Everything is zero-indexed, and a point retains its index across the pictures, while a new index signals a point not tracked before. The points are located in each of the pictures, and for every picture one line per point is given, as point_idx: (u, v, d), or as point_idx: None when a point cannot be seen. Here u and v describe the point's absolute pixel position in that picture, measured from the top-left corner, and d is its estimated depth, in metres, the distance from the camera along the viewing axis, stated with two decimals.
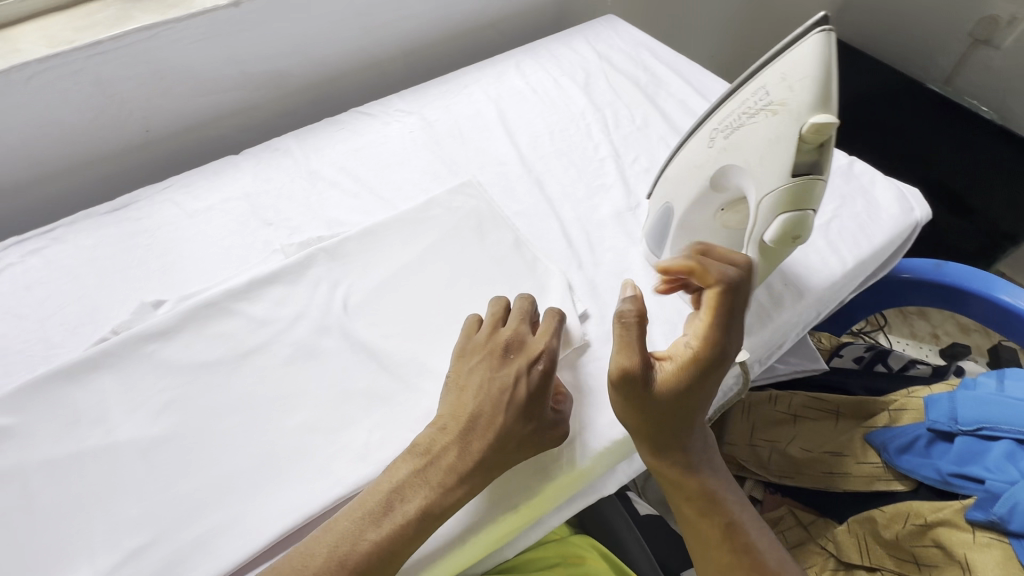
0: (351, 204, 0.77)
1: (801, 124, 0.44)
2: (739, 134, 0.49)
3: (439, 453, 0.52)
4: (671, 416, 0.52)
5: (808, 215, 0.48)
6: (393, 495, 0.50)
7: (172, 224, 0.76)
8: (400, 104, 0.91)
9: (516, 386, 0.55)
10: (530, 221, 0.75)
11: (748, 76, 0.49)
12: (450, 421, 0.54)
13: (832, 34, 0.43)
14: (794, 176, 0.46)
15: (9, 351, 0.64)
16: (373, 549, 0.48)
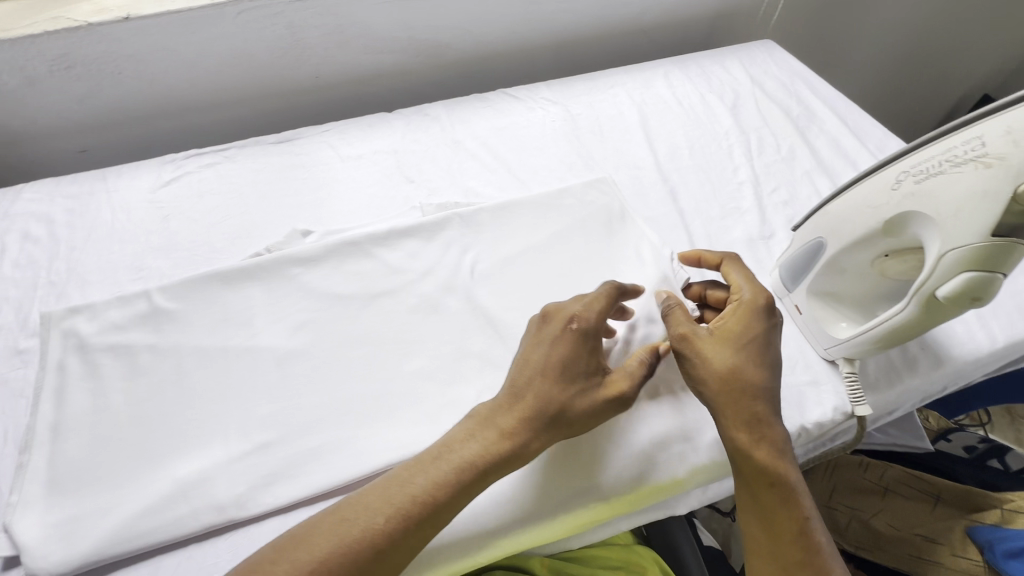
0: (488, 179, 0.81)
1: (1016, 183, 0.44)
2: (937, 184, 0.48)
3: (487, 415, 0.53)
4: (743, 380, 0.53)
5: (994, 278, 0.47)
6: (445, 446, 0.51)
7: (327, 165, 0.82)
8: (546, 93, 0.94)
9: (548, 352, 0.55)
10: (658, 229, 0.75)
11: (954, 127, 0.49)
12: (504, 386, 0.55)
13: None
14: (994, 235, 0.45)
15: (179, 246, 0.72)
16: (427, 497, 0.48)
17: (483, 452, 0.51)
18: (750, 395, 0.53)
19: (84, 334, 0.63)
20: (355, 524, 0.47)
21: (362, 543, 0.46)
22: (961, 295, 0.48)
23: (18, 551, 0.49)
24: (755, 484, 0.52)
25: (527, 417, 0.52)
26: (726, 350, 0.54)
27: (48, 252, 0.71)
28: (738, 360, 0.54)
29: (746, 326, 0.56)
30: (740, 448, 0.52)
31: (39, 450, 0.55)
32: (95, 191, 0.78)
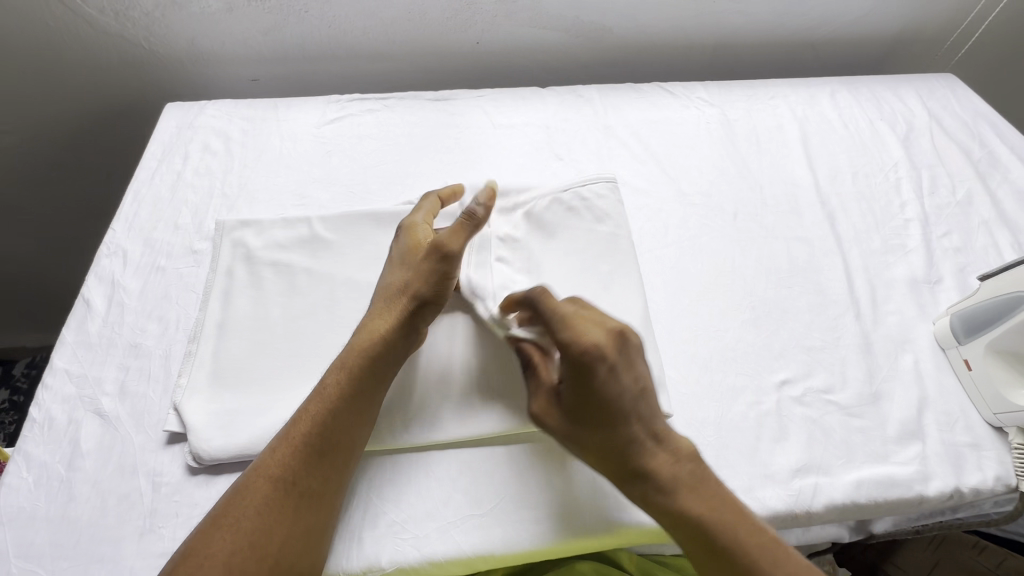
0: (637, 169, 0.80)
1: None
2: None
3: (357, 336, 0.53)
4: (606, 402, 0.47)
5: None
6: (325, 381, 0.51)
7: (480, 129, 0.83)
8: (703, 93, 0.91)
9: (398, 277, 0.56)
10: (812, 252, 0.72)
11: None
12: (374, 301, 0.55)
13: None
14: None
15: (338, 182, 0.76)
16: (309, 426, 0.48)
17: (342, 369, 0.51)
18: (627, 471, 0.47)
19: (250, 246, 0.67)
20: (260, 468, 0.47)
21: (261, 480, 0.46)
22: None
23: (184, 429, 0.53)
24: (666, 513, 0.46)
25: (364, 321, 0.54)
26: (609, 386, 0.47)
27: (223, 166, 0.76)
28: (607, 385, 0.47)
29: (584, 392, 0.47)
30: (636, 476, 0.47)
31: (206, 343, 0.59)
32: (267, 117, 0.83)
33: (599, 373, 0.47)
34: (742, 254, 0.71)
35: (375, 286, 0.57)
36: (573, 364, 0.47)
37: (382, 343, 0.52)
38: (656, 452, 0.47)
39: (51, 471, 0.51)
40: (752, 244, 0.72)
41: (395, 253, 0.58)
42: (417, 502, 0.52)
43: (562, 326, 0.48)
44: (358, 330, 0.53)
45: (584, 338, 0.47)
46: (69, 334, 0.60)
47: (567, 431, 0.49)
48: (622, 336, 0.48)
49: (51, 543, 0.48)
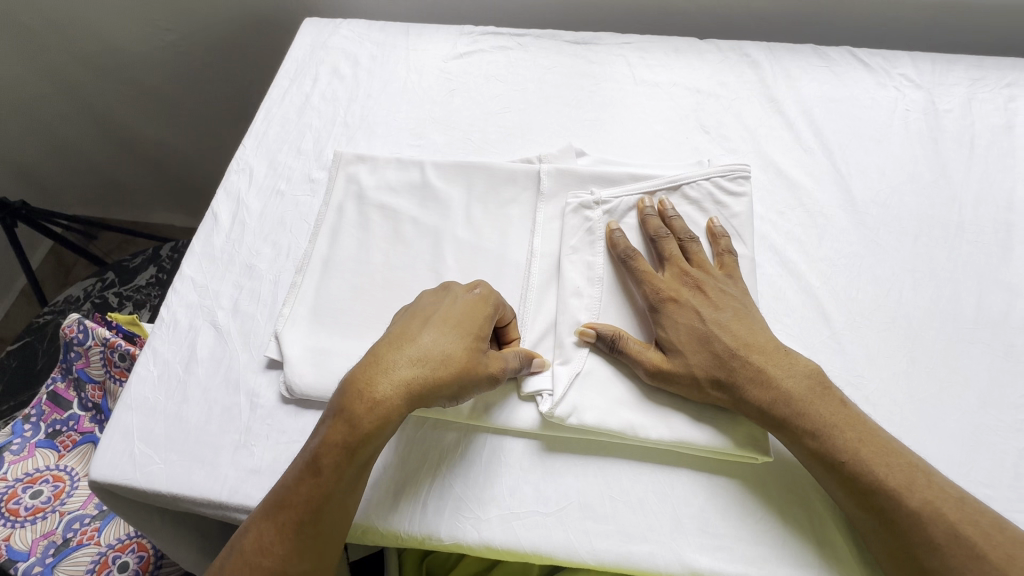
0: (799, 158, 0.66)
1: None
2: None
3: (373, 362, 0.46)
4: (716, 352, 0.50)
5: None
6: (340, 405, 0.45)
7: (618, 83, 0.74)
8: (909, 68, 0.72)
9: (434, 309, 0.50)
10: (1014, 301, 0.56)
11: None
12: (402, 331, 0.49)
13: None
14: None
15: (458, 126, 0.71)
16: (303, 496, 0.44)
17: (341, 442, 0.44)
18: (734, 395, 0.49)
19: (363, 184, 0.66)
20: (259, 534, 0.44)
21: (266, 554, 0.43)
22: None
23: (282, 358, 0.55)
24: (814, 456, 0.46)
25: (394, 353, 0.47)
26: (701, 323, 0.51)
27: (349, 93, 0.75)
28: (714, 337, 0.50)
29: (677, 327, 0.52)
30: (775, 420, 0.47)
31: (310, 277, 0.60)
32: (397, 44, 0.79)
33: (677, 310, 0.52)
34: (913, 289, 0.57)
35: (417, 320, 0.49)
36: (656, 307, 0.53)
37: (389, 413, 0.44)
38: (765, 384, 0.48)
39: (171, 371, 0.57)
40: (931, 278, 0.58)
41: (450, 298, 0.51)
42: (483, 487, 0.51)
43: (644, 279, 0.54)
44: (365, 388, 0.45)
45: (655, 286, 0.54)
46: (197, 245, 0.64)
47: (679, 368, 0.50)
48: (696, 286, 0.54)
49: (166, 435, 0.53)
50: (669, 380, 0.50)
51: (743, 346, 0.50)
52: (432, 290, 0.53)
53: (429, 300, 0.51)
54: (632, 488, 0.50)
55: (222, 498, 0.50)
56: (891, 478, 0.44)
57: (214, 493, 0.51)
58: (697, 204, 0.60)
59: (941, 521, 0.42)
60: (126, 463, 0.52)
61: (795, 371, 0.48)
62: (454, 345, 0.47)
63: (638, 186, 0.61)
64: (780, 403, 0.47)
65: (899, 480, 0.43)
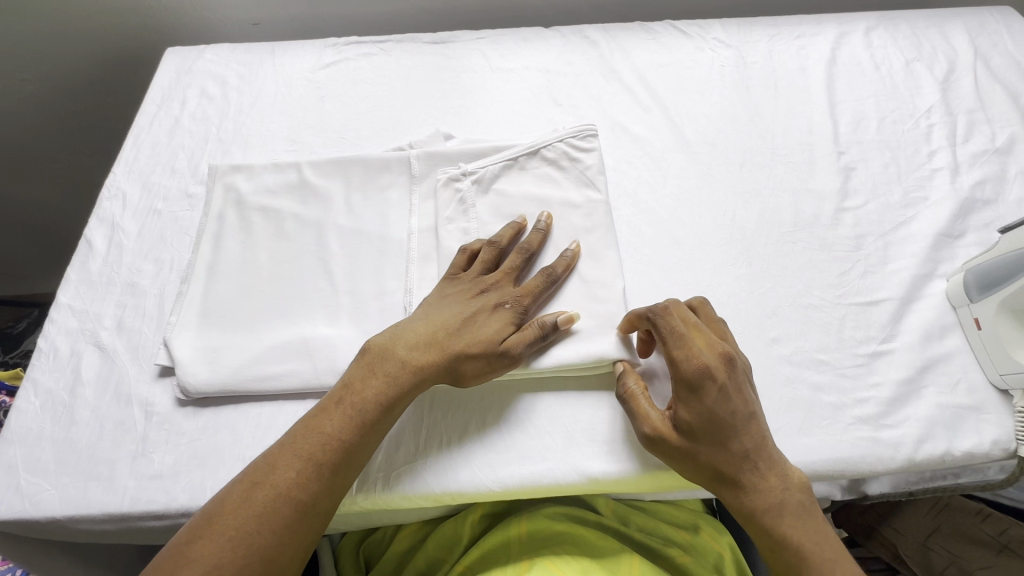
0: (640, 116, 0.75)
1: None
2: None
3: (378, 361, 0.51)
4: (721, 426, 0.48)
5: None
6: (316, 441, 0.47)
7: (477, 73, 0.80)
8: (720, 32, 0.84)
9: (461, 301, 0.54)
10: (822, 204, 0.67)
11: None
12: (415, 321, 0.53)
13: None
14: None
15: (331, 128, 0.75)
16: (333, 447, 0.47)
17: (373, 400, 0.49)
18: (725, 466, 0.48)
19: (241, 191, 0.67)
20: (271, 485, 0.45)
21: (283, 500, 0.45)
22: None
23: (173, 363, 0.56)
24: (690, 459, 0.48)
25: (405, 347, 0.51)
26: (718, 401, 0.48)
27: (219, 112, 0.77)
28: (724, 414, 0.48)
29: (701, 410, 0.48)
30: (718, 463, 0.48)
31: (195, 284, 0.61)
32: (263, 62, 0.82)
33: (709, 394, 0.48)
34: (744, 207, 0.66)
35: (434, 309, 0.54)
36: (690, 384, 0.48)
37: (420, 374, 0.51)
38: (724, 441, 0.48)
39: (55, 398, 0.55)
40: (757, 196, 0.67)
41: (479, 289, 0.55)
42: (404, 441, 0.53)
43: (674, 350, 0.49)
44: (399, 354, 0.51)
45: (696, 358, 0.48)
46: (73, 273, 0.63)
47: (682, 452, 0.48)
48: (731, 364, 0.49)
49: (55, 461, 0.52)
50: (666, 451, 0.49)
51: (742, 413, 0.48)
52: (472, 288, 0.55)
53: (450, 290, 0.55)
54: (525, 420, 0.54)
55: (124, 508, 0.50)
56: (739, 467, 0.48)
57: (114, 505, 0.50)
58: (555, 165, 0.67)
59: (762, 480, 0.48)
60: (13, 496, 0.50)
61: (710, 393, 0.48)
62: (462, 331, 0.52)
63: (499, 156, 0.67)
64: (717, 449, 0.48)
65: (736, 455, 0.48)
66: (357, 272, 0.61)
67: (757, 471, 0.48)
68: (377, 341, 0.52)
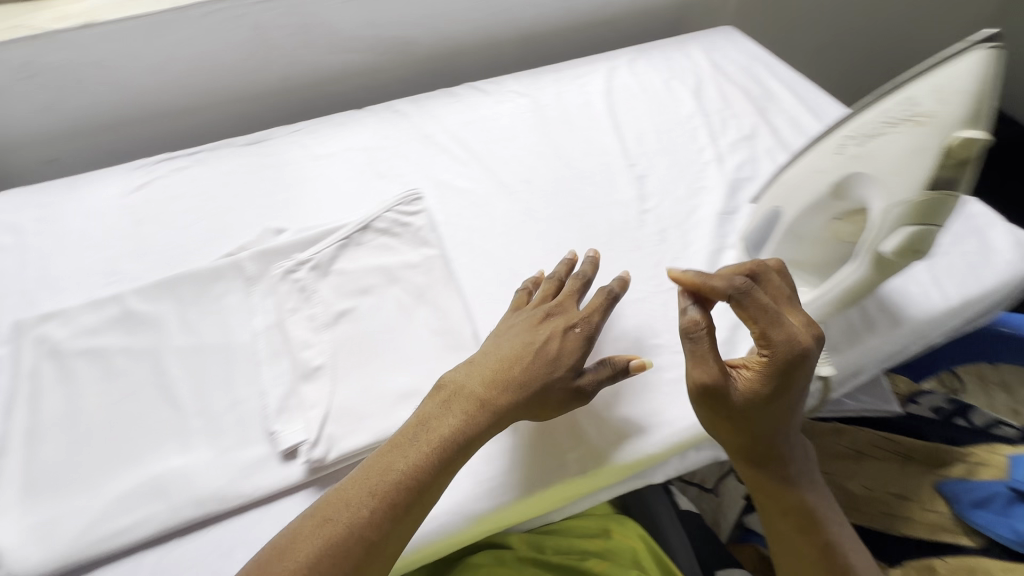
0: (459, 170, 0.82)
1: (944, 138, 0.46)
2: (877, 124, 0.51)
3: (459, 393, 0.52)
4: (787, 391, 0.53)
5: (932, 232, 0.48)
6: (373, 477, 0.47)
7: (299, 164, 0.83)
8: (513, 85, 0.95)
9: (550, 342, 0.56)
10: (627, 212, 0.77)
11: (889, 92, 0.52)
12: (534, 371, 0.54)
13: (995, 52, 0.46)
14: (924, 193, 0.47)
15: (153, 250, 0.72)
16: (400, 483, 0.47)
17: (450, 437, 0.50)
18: (760, 428, 0.55)
19: (56, 340, 0.62)
20: (330, 533, 0.44)
21: (350, 546, 0.44)
22: (927, 167, 0.47)
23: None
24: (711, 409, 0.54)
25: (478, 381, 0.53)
26: (801, 373, 0.53)
27: (18, 262, 0.71)
28: (808, 365, 0.54)
29: (790, 380, 0.53)
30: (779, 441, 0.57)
31: (14, 456, 0.54)
32: (63, 199, 0.77)
33: (801, 372, 0.53)
34: (565, 230, 0.74)
35: (541, 353, 0.55)
36: (782, 362, 0.52)
37: (496, 411, 0.52)
38: (780, 412, 0.55)
39: None
40: (573, 218, 0.76)
41: (545, 323, 0.57)
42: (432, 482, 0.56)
43: (772, 326, 0.52)
44: (473, 391, 0.53)
45: (795, 329, 0.53)
46: None
47: (743, 410, 0.54)
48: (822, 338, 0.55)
49: None
50: (713, 399, 0.53)
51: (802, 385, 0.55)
52: (545, 316, 0.58)
53: (509, 325, 0.58)
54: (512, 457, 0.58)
55: None
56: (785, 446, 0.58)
57: None
58: (387, 233, 0.71)
59: (785, 445, 0.58)
60: None
61: (806, 359, 0.53)
62: (556, 365, 0.55)
63: (332, 239, 0.70)
64: (778, 408, 0.55)
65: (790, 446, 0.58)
66: (206, 389, 0.59)
67: (786, 435, 0.58)
68: (450, 377, 0.54)
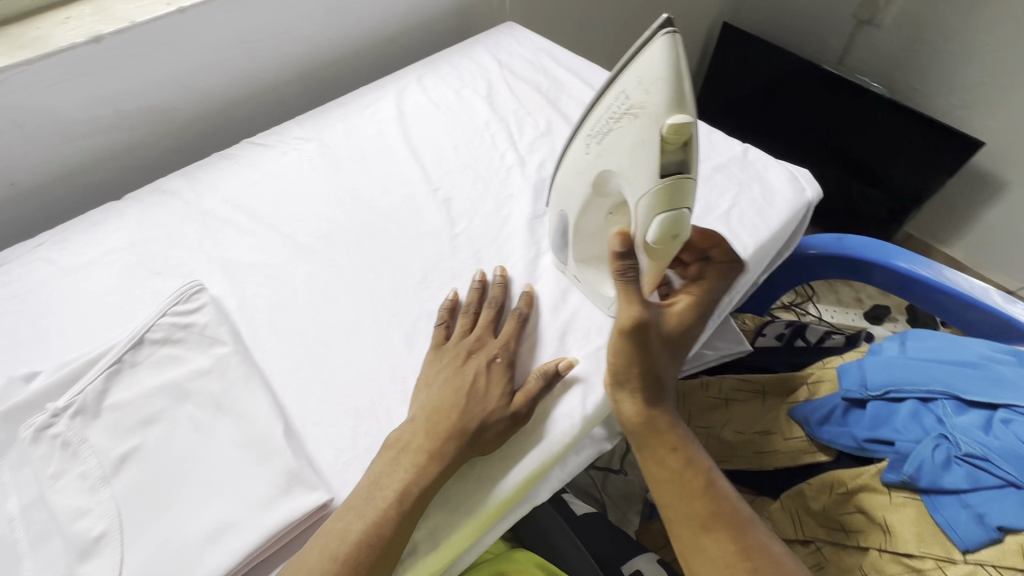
0: (249, 243, 0.73)
1: (661, 126, 0.50)
2: (610, 122, 0.56)
3: (444, 414, 0.54)
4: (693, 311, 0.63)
5: (684, 213, 0.53)
6: (384, 494, 0.50)
7: (47, 285, 0.69)
8: (297, 131, 0.87)
9: (477, 379, 0.57)
10: (439, 241, 0.73)
11: (610, 83, 0.56)
12: (434, 396, 0.56)
13: (676, 35, 0.49)
14: (663, 177, 0.51)
15: None
16: (396, 504, 0.49)
17: (458, 435, 0.53)
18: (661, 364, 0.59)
19: None
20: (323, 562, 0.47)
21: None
22: (654, 156, 0.51)
23: None
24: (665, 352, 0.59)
25: (497, 402, 0.56)
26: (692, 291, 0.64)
27: None
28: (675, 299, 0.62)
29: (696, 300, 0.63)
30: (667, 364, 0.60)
31: None
32: None
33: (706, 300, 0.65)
34: (376, 280, 0.69)
35: (454, 387, 0.56)
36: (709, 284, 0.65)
37: (467, 432, 0.54)
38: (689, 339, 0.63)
39: None
40: (383, 265, 0.71)
41: (468, 361, 0.59)
42: None
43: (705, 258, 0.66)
44: (461, 402, 0.55)
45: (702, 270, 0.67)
46: None
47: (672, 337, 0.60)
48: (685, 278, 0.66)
49: None
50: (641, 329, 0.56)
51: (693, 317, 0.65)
52: (474, 347, 0.60)
53: (438, 373, 0.58)
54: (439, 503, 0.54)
55: None
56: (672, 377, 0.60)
57: None
58: (167, 342, 0.61)
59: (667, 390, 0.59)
60: None
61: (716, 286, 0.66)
62: (464, 386, 0.56)
63: (96, 370, 0.58)
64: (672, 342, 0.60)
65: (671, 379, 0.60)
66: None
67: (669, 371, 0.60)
68: (395, 437, 0.54)
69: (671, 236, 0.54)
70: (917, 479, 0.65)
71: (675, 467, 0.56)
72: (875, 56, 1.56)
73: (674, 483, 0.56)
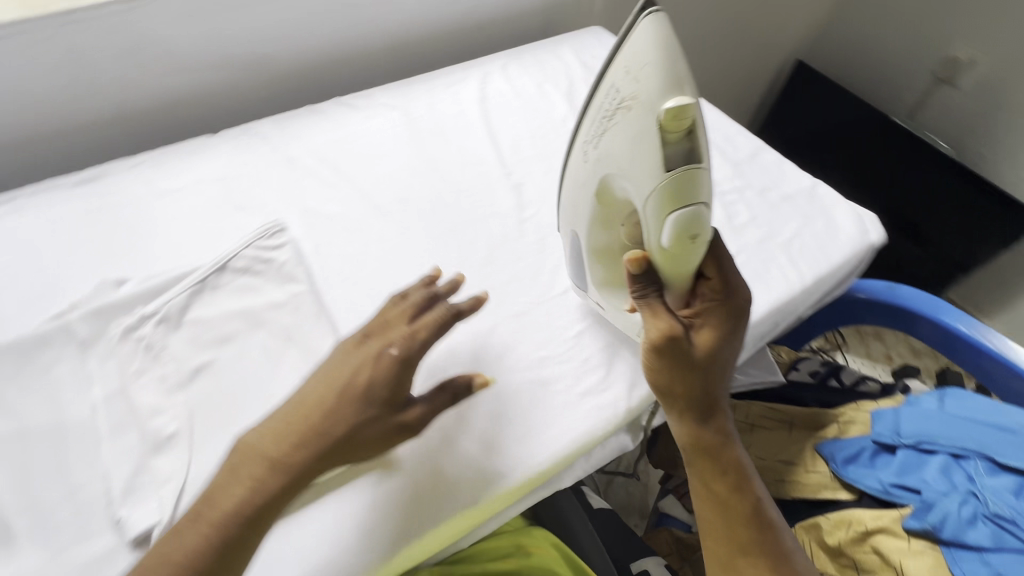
0: (328, 194, 0.77)
1: (658, 112, 0.48)
2: (607, 117, 0.53)
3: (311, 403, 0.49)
4: (730, 329, 0.57)
5: (702, 211, 0.51)
6: (233, 464, 0.47)
7: (141, 202, 0.74)
8: (384, 97, 0.91)
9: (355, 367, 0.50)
10: (506, 223, 0.76)
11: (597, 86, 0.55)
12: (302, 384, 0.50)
13: (660, 15, 0.48)
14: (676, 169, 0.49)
15: None
16: (247, 477, 0.46)
17: (318, 424, 0.48)
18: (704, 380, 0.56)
19: None
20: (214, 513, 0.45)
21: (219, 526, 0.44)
22: (660, 148, 0.48)
23: None
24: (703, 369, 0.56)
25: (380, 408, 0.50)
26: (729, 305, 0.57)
27: None
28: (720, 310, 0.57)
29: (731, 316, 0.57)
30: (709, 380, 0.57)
31: None
32: None
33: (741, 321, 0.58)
34: (444, 248, 0.72)
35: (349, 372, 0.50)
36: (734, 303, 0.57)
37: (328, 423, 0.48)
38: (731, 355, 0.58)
39: None
40: (452, 236, 0.74)
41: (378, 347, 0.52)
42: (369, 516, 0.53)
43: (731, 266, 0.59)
44: (306, 394, 0.50)
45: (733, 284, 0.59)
46: None
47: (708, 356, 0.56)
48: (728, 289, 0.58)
49: None
50: (670, 347, 0.54)
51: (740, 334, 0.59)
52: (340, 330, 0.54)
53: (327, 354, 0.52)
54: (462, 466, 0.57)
55: None
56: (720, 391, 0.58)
57: None
58: (247, 272, 0.65)
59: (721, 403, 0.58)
60: None
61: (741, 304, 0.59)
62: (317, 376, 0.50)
63: (181, 285, 0.62)
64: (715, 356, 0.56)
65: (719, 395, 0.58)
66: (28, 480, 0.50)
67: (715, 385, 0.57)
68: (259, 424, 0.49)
69: (689, 237, 0.52)
70: (939, 530, 0.66)
71: (722, 494, 0.56)
72: (948, 117, 1.54)
73: (720, 510, 0.57)
